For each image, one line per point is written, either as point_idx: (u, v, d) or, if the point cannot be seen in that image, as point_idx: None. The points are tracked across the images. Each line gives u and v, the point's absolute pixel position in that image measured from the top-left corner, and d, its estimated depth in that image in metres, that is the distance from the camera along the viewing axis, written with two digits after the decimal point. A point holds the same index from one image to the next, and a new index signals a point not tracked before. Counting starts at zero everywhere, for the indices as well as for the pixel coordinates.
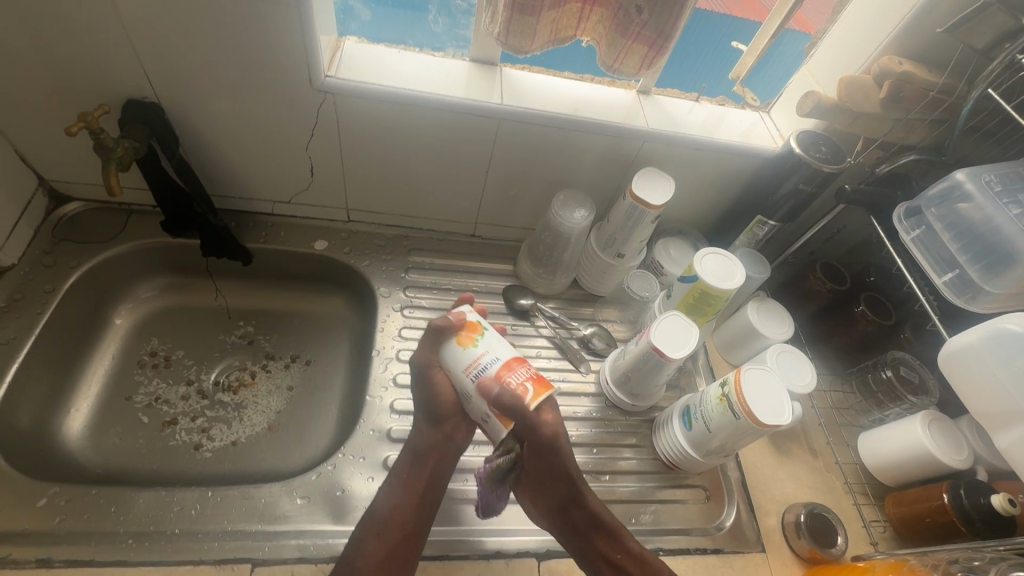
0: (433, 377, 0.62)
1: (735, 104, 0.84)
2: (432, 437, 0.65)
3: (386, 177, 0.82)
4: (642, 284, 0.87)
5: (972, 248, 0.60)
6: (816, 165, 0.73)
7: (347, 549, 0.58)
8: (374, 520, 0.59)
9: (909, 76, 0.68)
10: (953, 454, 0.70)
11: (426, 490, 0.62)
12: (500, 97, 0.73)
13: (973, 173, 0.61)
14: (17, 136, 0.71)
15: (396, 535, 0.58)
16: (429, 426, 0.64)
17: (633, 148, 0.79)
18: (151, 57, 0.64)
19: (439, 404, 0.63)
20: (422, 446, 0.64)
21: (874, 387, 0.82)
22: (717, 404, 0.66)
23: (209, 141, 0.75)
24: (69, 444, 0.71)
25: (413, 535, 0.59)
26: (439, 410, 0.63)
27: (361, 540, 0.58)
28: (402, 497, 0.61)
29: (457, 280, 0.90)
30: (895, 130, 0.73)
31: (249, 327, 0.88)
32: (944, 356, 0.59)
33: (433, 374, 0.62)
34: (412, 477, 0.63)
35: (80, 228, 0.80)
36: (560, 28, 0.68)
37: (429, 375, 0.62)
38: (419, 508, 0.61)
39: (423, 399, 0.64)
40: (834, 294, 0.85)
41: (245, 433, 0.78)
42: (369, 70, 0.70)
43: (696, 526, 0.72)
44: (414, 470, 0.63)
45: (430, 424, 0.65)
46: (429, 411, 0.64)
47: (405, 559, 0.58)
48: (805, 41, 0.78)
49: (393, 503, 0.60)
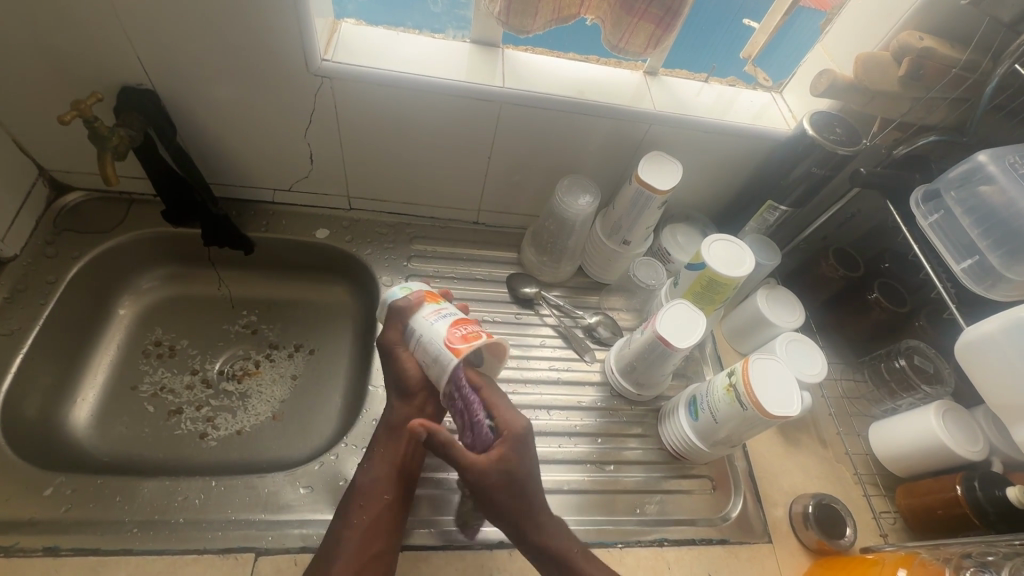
0: (397, 358, 0.63)
1: (746, 84, 0.81)
2: (404, 410, 0.64)
3: (387, 163, 0.80)
4: (648, 272, 0.83)
5: (992, 233, 0.57)
6: (829, 147, 0.70)
7: (332, 525, 0.58)
8: (357, 493, 0.60)
9: (931, 52, 0.64)
10: (968, 445, 0.68)
11: (403, 463, 0.62)
12: (501, 80, 0.70)
13: (996, 154, 0.58)
14: (16, 126, 0.70)
15: (378, 506, 0.59)
16: (401, 401, 0.64)
17: (640, 132, 0.76)
18: (142, 43, 0.62)
19: (407, 379, 0.63)
20: (397, 420, 0.64)
21: (886, 376, 0.80)
22: (723, 395, 0.65)
23: (208, 129, 0.74)
24: (76, 433, 0.72)
25: (394, 505, 0.60)
26: (409, 384, 0.63)
27: (345, 511, 0.59)
28: (379, 465, 0.61)
29: (461, 268, 0.89)
30: (915, 110, 0.70)
31: (252, 316, 0.88)
32: (962, 345, 0.57)
33: (396, 356, 0.63)
34: (388, 448, 0.62)
35: (82, 218, 0.80)
36: (564, 7, 0.64)
37: (393, 355, 0.63)
38: (400, 482, 0.61)
39: (392, 378, 0.64)
40: (847, 281, 0.83)
41: (250, 422, 0.78)
42: (366, 53, 0.68)
43: (703, 516, 0.72)
44: (391, 442, 0.63)
45: (401, 399, 0.64)
46: (400, 386, 0.64)
47: (389, 529, 0.58)
48: (822, 17, 0.75)
49: (372, 476, 0.61)
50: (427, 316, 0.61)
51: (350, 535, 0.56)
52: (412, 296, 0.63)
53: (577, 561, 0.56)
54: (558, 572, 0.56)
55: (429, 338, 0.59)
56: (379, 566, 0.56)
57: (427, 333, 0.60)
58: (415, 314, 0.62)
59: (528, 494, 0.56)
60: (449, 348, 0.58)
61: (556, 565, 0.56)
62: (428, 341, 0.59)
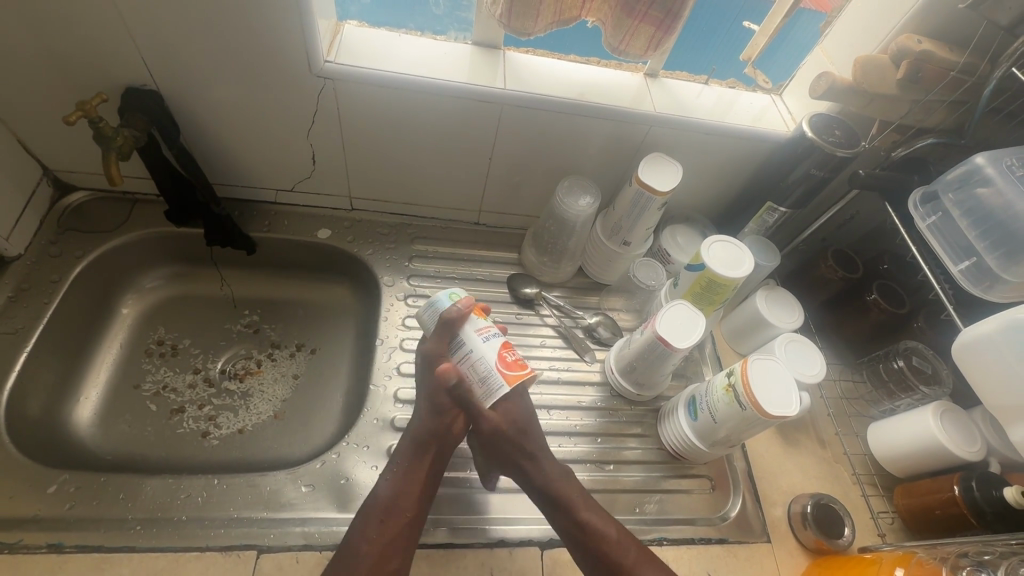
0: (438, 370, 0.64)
1: (746, 86, 0.82)
2: (433, 425, 0.64)
3: (388, 164, 0.81)
4: (647, 273, 0.84)
5: (989, 234, 0.58)
6: (829, 149, 0.70)
7: (349, 536, 0.58)
8: (377, 506, 0.59)
9: (929, 55, 0.65)
10: (965, 445, 0.68)
11: (426, 480, 0.62)
12: (503, 82, 0.71)
13: (993, 156, 0.59)
14: (21, 127, 0.71)
15: (399, 522, 0.58)
16: (431, 416, 0.64)
17: (640, 134, 0.77)
18: (145, 43, 0.63)
19: (443, 395, 0.63)
20: (424, 435, 0.63)
21: (884, 377, 0.81)
22: (723, 395, 0.65)
23: (210, 130, 0.74)
24: (79, 431, 0.72)
25: (415, 522, 0.59)
26: (443, 399, 0.63)
27: (364, 523, 0.58)
28: (401, 479, 0.61)
29: (462, 268, 0.89)
30: (913, 112, 0.71)
31: (254, 316, 0.88)
32: (958, 346, 0.57)
33: (437, 367, 0.64)
34: (412, 463, 0.62)
35: (86, 218, 0.80)
36: (565, 9, 0.65)
37: (435, 366, 0.64)
38: (421, 498, 0.61)
39: (427, 391, 0.64)
40: (845, 282, 0.83)
41: (252, 420, 0.78)
42: (368, 54, 0.69)
43: (701, 515, 0.72)
44: (416, 458, 0.62)
45: (433, 412, 0.64)
46: (433, 401, 0.64)
47: (407, 545, 0.58)
48: (821, 20, 0.75)
49: (394, 490, 0.60)
50: (476, 333, 0.63)
51: (369, 550, 0.56)
52: (460, 306, 0.65)
53: (579, 505, 0.60)
54: (561, 514, 0.60)
55: (479, 361, 0.62)
56: None
57: (476, 353, 0.62)
58: (464, 327, 0.64)
59: (523, 436, 0.63)
60: (499, 373, 0.61)
61: (559, 502, 0.61)
62: (476, 361, 0.62)
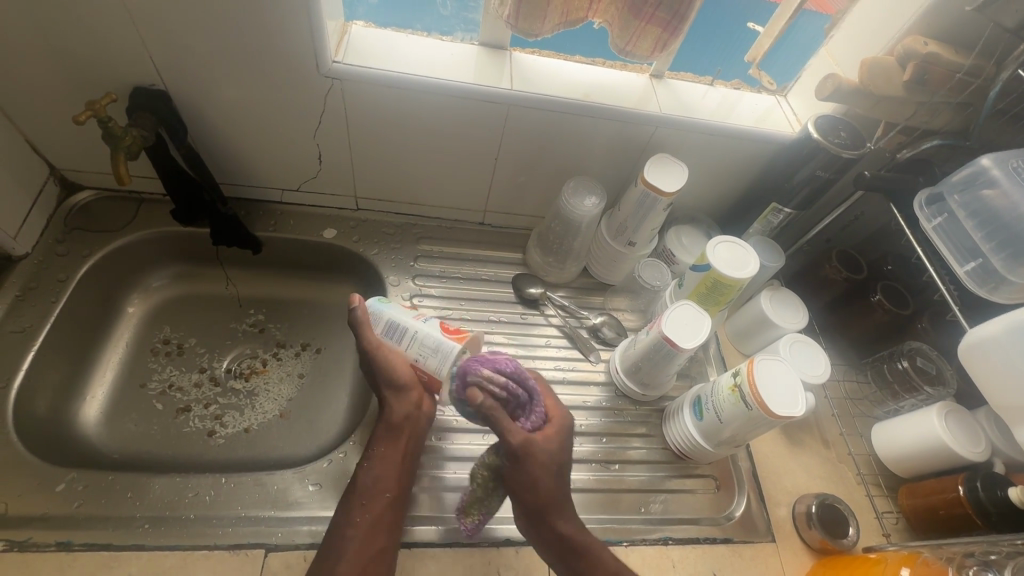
0: (382, 357, 0.65)
1: (751, 88, 0.82)
2: (403, 406, 0.64)
3: (394, 164, 0.81)
4: (653, 273, 0.85)
5: (995, 235, 0.58)
6: (835, 150, 0.70)
7: (334, 522, 0.58)
8: (358, 491, 0.60)
9: (935, 57, 0.65)
10: (970, 446, 0.69)
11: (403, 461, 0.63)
12: (510, 82, 0.71)
13: (999, 158, 0.59)
14: (29, 126, 0.71)
15: (381, 505, 0.59)
16: (395, 395, 0.65)
17: (646, 134, 0.77)
18: (154, 43, 0.63)
19: (398, 374, 0.65)
20: (397, 418, 0.64)
21: (889, 378, 0.81)
22: (729, 395, 0.66)
23: (217, 129, 0.74)
24: (86, 430, 0.72)
25: (395, 504, 0.60)
26: (400, 377, 0.65)
27: (347, 510, 0.59)
28: (378, 465, 0.62)
29: (467, 268, 0.89)
30: (919, 114, 0.71)
31: (259, 315, 0.89)
32: (965, 346, 0.58)
33: (382, 356, 0.65)
34: (386, 448, 0.63)
35: (93, 217, 0.80)
36: (572, 10, 0.65)
37: (375, 353, 0.65)
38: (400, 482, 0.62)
39: (379, 376, 0.65)
40: (850, 283, 0.83)
41: (258, 420, 0.78)
42: (375, 55, 0.69)
43: (706, 515, 0.72)
44: (391, 440, 0.63)
45: (395, 393, 0.65)
46: (389, 382, 0.65)
47: (390, 528, 0.59)
48: (825, 21, 0.76)
49: (375, 476, 0.61)
50: (412, 316, 0.66)
51: (354, 534, 0.57)
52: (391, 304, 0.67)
53: (597, 548, 0.60)
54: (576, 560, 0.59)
55: (423, 335, 0.65)
56: (382, 564, 0.56)
57: (417, 331, 0.65)
58: (394, 316, 0.66)
59: (558, 483, 0.61)
60: (448, 338, 0.64)
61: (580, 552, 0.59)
62: (421, 337, 0.65)
